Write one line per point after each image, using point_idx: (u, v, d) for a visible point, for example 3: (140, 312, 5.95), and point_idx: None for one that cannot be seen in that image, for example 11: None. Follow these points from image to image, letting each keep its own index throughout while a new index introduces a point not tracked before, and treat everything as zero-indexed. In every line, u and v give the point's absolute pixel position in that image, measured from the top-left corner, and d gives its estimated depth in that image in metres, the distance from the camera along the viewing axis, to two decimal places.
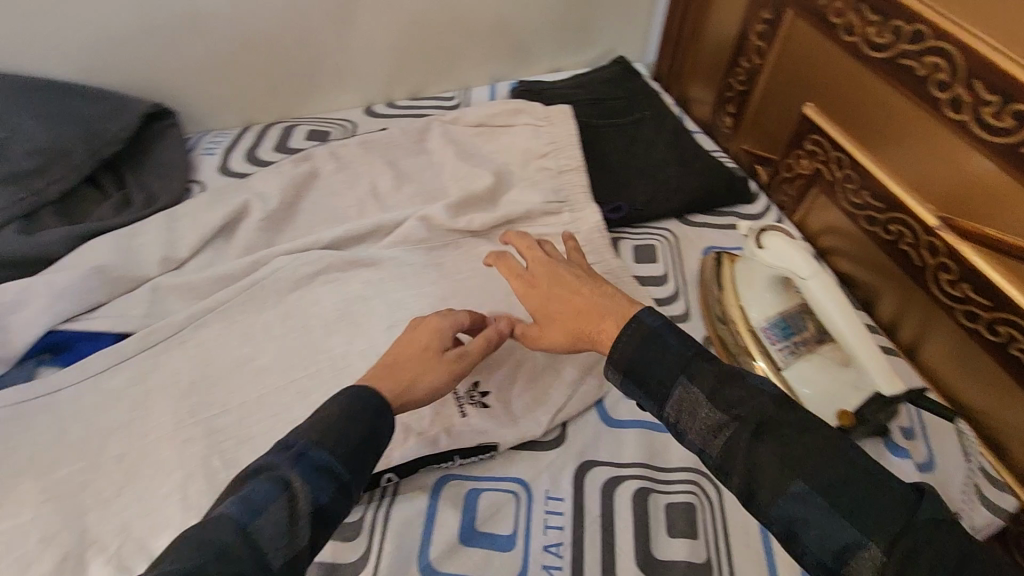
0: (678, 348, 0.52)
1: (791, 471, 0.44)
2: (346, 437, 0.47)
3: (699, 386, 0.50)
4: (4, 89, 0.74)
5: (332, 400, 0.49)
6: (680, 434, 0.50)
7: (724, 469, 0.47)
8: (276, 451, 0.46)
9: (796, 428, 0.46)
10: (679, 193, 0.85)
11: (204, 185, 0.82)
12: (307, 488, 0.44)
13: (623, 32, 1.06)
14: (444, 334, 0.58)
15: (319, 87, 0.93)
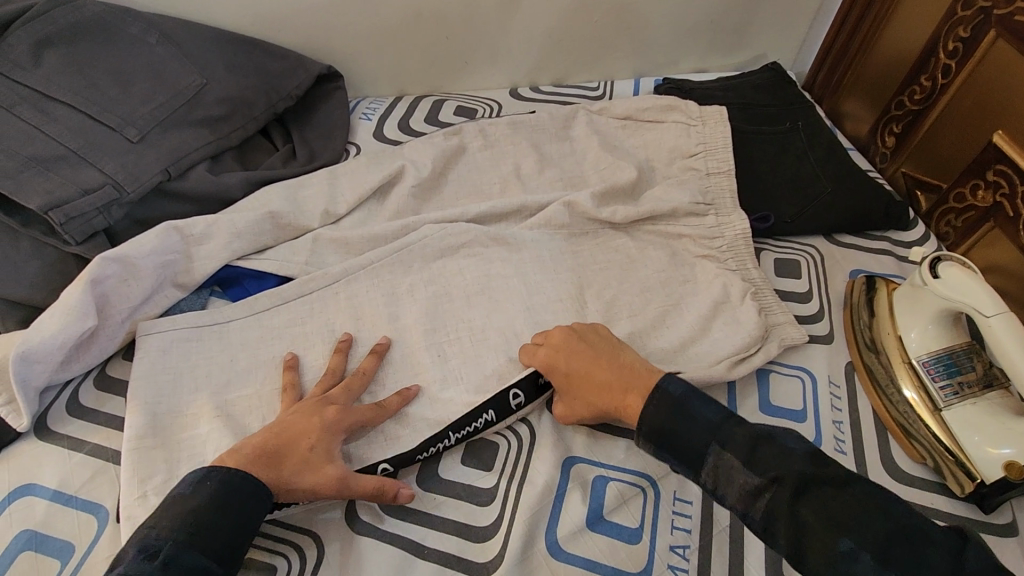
0: (705, 415, 0.51)
1: (836, 529, 0.42)
2: (219, 530, 0.48)
3: (734, 456, 0.48)
4: (201, 37, 0.77)
5: (187, 497, 0.49)
6: (718, 498, 0.49)
7: (769, 532, 0.45)
8: (139, 558, 0.44)
9: (830, 484, 0.44)
10: (831, 210, 0.82)
11: (360, 149, 0.86)
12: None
13: (782, 37, 1.02)
14: (334, 429, 0.56)
15: (472, 65, 0.95)
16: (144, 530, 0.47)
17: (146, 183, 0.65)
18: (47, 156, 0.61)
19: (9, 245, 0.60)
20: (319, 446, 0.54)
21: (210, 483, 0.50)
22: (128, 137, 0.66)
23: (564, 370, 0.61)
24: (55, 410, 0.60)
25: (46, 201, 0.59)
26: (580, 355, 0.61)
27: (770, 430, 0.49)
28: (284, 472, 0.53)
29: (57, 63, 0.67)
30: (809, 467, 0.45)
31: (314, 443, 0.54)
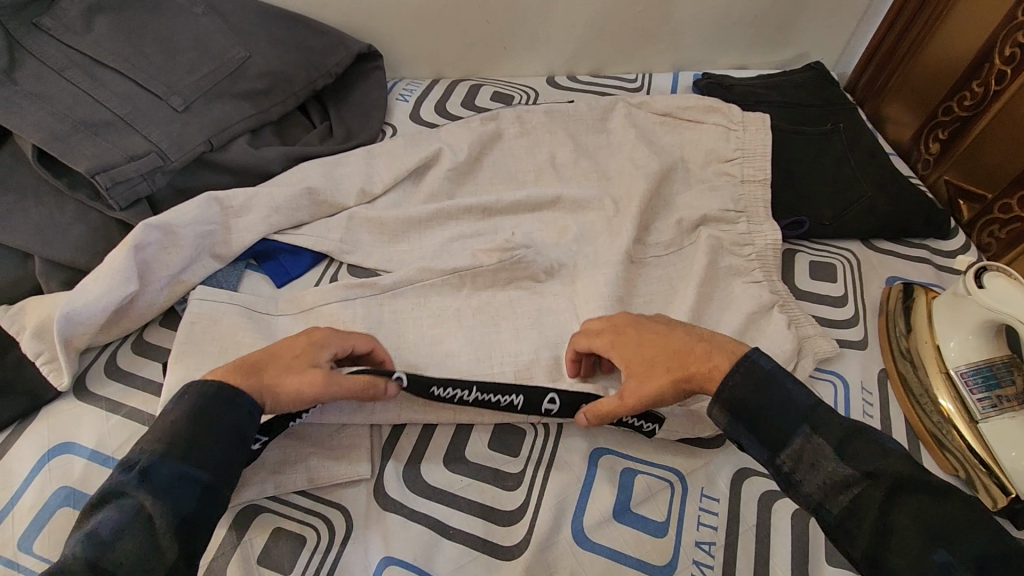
0: (797, 397, 0.49)
1: (931, 537, 0.41)
2: (197, 441, 0.47)
3: (826, 443, 0.47)
4: (245, 10, 0.77)
5: (173, 407, 0.49)
6: (793, 486, 0.48)
7: (844, 527, 0.45)
8: (120, 473, 0.45)
9: (934, 492, 0.43)
10: (871, 214, 0.80)
11: (396, 130, 0.86)
12: (160, 504, 0.44)
13: (827, 35, 0.99)
14: (319, 345, 0.56)
15: (511, 51, 0.95)
16: (131, 447, 0.48)
17: (190, 153, 0.66)
18: (95, 120, 0.62)
19: (56, 207, 0.61)
20: (306, 359, 0.55)
21: (185, 398, 0.49)
22: (173, 105, 0.67)
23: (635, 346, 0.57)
24: (93, 372, 0.61)
25: (93, 165, 0.60)
26: (648, 331, 0.58)
27: (863, 425, 0.48)
28: (266, 379, 0.53)
29: (106, 29, 0.67)
30: (905, 470, 0.44)
31: (295, 355, 0.55)
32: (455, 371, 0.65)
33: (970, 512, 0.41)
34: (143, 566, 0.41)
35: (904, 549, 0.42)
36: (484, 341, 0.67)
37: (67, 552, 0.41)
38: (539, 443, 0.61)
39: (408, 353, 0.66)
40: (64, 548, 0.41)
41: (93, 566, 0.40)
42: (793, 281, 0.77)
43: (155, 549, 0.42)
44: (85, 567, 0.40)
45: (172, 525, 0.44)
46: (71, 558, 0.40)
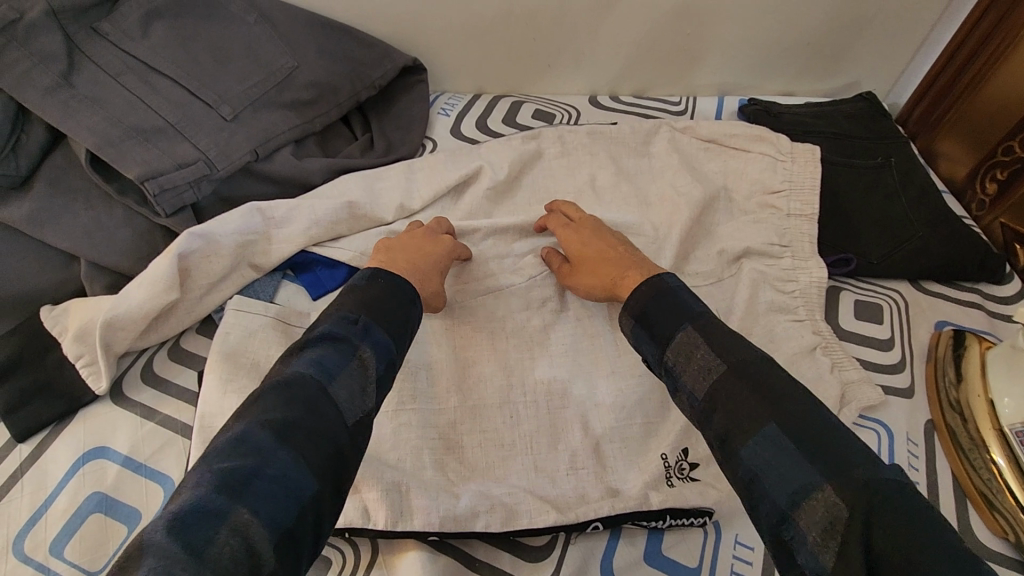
0: (694, 308, 0.55)
1: (767, 411, 0.45)
2: (396, 315, 0.54)
3: (704, 339, 0.52)
4: (296, 20, 0.78)
5: (368, 284, 0.55)
6: (675, 380, 0.52)
7: (707, 414, 0.48)
8: (339, 322, 0.50)
9: (772, 378, 0.48)
10: (921, 255, 0.77)
11: (436, 144, 0.86)
12: (372, 358, 0.49)
13: (881, 65, 0.96)
14: (450, 254, 0.67)
15: (554, 70, 0.94)
16: (331, 308, 0.52)
17: (236, 162, 0.66)
18: (147, 127, 0.62)
19: (104, 210, 0.62)
20: (445, 266, 0.66)
21: (381, 281, 0.56)
22: (222, 114, 0.67)
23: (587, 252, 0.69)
24: (129, 377, 0.61)
25: (144, 171, 0.60)
26: (600, 238, 0.69)
27: (738, 334, 0.53)
28: (426, 286, 0.63)
29: (163, 36, 0.67)
30: (756, 363, 0.49)
31: (440, 263, 0.66)
32: (486, 395, 0.64)
33: (809, 407, 0.45)
34: (354, 403, 0.46)
35: (747, 430, 0.45)
36: (516, 366, 0.66)
37: (299, 370, 0.46)
38: (569, 475, 0.60)
39: (440, 373, 0.65)
40: (297, 366, 0.46)
41: (326, 390, 0.45)
42: (837, 321, 0.74)
43: (361, 394, 0.47)
44: (318, 387, 0.45)
45: (376, 375, 0.49)
46: (303, 376, 0.45)
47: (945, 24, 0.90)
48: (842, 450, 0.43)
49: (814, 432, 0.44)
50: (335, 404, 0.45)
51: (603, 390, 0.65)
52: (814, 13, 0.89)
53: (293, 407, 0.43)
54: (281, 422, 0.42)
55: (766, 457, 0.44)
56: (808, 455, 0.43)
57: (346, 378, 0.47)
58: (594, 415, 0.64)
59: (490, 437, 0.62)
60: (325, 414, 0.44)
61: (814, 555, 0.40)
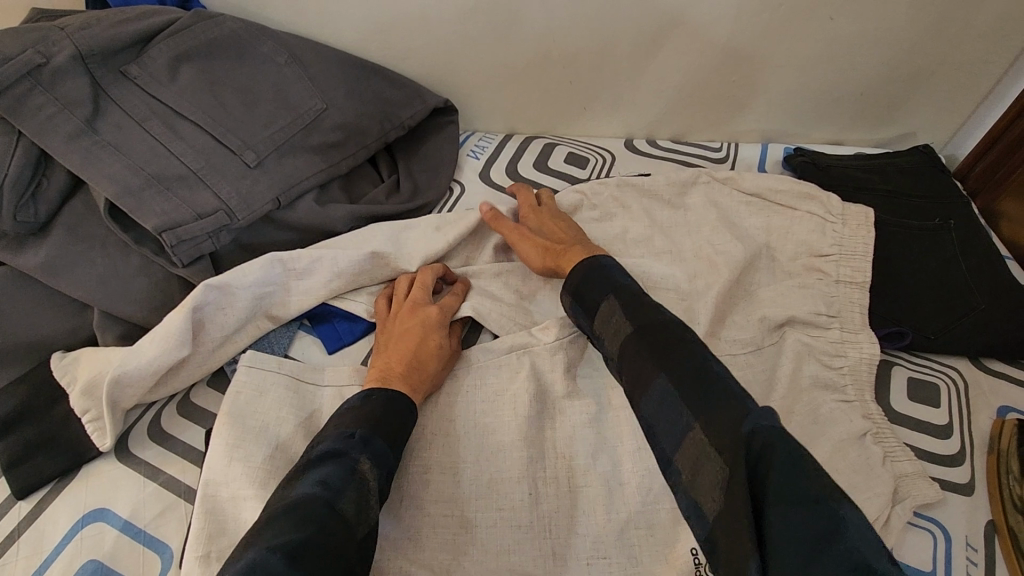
0: (621, 279, 0.60)
1: (659, 368, 0.50)
2: (392, 421, 0.54)
3: (623, 307, 0.57)
4: (328, 59, 0.76)
5: (367, 402, 0.54)
6: (600, 345, 0.58)
7: (620, 369, 0.54)
8: (337, 438, 0.50)
9: (675, 334, 0.52)
10: (984, 331, 0.71)
11: (464, 188, 0.83)
12: (374, 469, 0.49)
13: (941, 117, 0.90)
14: (442, 323, 0.64)
15: (590, 112, 0.90)
16: (327, 429, 0.52)
17: (257, 211, 0.64)
18: (168, 174, 0.61)
19: (121, 259, 0.61)
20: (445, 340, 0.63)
21: (377, 397, 0.55)
22: (245, 161, 0.65)
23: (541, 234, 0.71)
24: (136, 432, 0.59)
25: (161, 223, 0.58)
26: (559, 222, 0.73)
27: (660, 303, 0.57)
28: (429, 374, 0.61)
29: (191, 79, 0.66)
30: (663, 321, 0.54)
31: (434, 340, 0.63)
32: (504, 469, 0.60)
33: (697, 356, 0.50)
34: (361, 519, 0.46)
35: (642, 386, 0.50)
36: (537, 435, 0.62)
37: (305, 492, 0.45)
38: (589, 565, 0.56)
39: (456, 441, 0.61)
40: (303, 487, 0.46)
41: (336, 506, 0.45)
42: (887, 401, 0.68)
43: (367, 508, 0.47)
44: (327, 507, 0.45)
45: (379, 486, 0.49)
46: (309, 497, 0.45)
47: (1013, 77, 0.84)
48: (716, 394, 0.46)
49: (693, 381, 0.48)
50: (342, 520, 0.45)
51: (630, 468, 0.60)
52: (869, 61, 0.84)
53: (300, 530, 0.42)
54: (294, 543, 0.41)
55: (657, 411, 0.49)
56: (689, 403, 0.47)
57: (349, 493, 0.47)
58: (619, 496, 0.59)
59: (505, 516, 0.57)
60: (333, 531, 0.43)
61: (689, 493, 0.45)
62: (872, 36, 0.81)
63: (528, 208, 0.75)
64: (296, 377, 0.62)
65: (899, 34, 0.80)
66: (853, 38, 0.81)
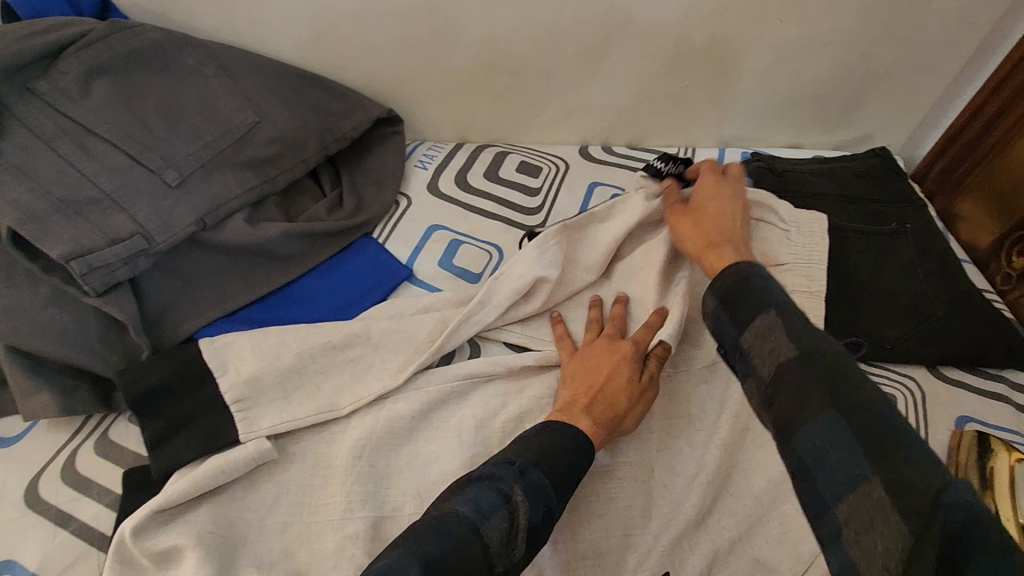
0: (776, 292, 0.47)
1: (825, 400, 0.40)
2: (562, 459, 0.49)
3: (787, 324, 0.45)
4: (261, 69, 0.72)
5: (537, 430, 0.51)
6: (744, 363, 0.46)
7: (769, 397, 0.43)
8: (499, 463, 0.47)
9: (846, 364, 0.41)
10: (940, 338, 0.70)
11: (411, 201, 0.80)
12: (528, 507, 0.45)
13: (896, 119, 0.89)
14: (636, 359, 0.59)
15: (543, 119, 0.88)
16: (499, 450, 0.50)
17: (178, 234, 0.61)
18: (79, 198, 0.57)
19: (28, 289, 0.56)
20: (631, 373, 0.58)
21: (552, 428, 0.51)
22: (166, 180, 0.62)
23: (708, 220, 0.62)
24: (46, 475, 0.55)
25: (69, 251, 0.55)
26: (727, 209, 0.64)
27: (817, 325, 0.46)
28: (622, 410, 0.56)
29: (106, 94, 0.63)
30: (831, 349, 0.43)
31: (619, 372, 0.58)
32: None
33: (875, 397, 0.40)
34: (502, 553, 0.43)
35: (801, 417, 0.40)
36: None
37: (458, 507, 0.43)
38: None
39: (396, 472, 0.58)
40: (456, 505, 0.44)
41: (478, 537, 0.42)
42: None
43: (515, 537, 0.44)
44: (473, 533, 0.42)
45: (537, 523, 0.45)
46: (460, 513, 0.43)
47: (967, 78, 0.83)
48: (906, 449, 0.37)
49: (882, 429, 0.38)
50: (485, 549, 0.42)
51: (579, 495, 0.57)
52: (824, 64, 0.82)
53: (441, 545, 0.41)
54: (431, 560, 0.40)
55: (817, 444, 0.39)
56: (871, 450, 0.38)
57: (496, 522, 0.43)
58: (567, 525, 0.56)
59: None
60: (471, 558, 0.41)
61: (847, 552, 0.37)
62: (824, 38, 0.79)
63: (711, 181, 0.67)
64: (243, 410, 0.57)
65: (850, 37, 0.79)
66: (806, 41, 0.79)
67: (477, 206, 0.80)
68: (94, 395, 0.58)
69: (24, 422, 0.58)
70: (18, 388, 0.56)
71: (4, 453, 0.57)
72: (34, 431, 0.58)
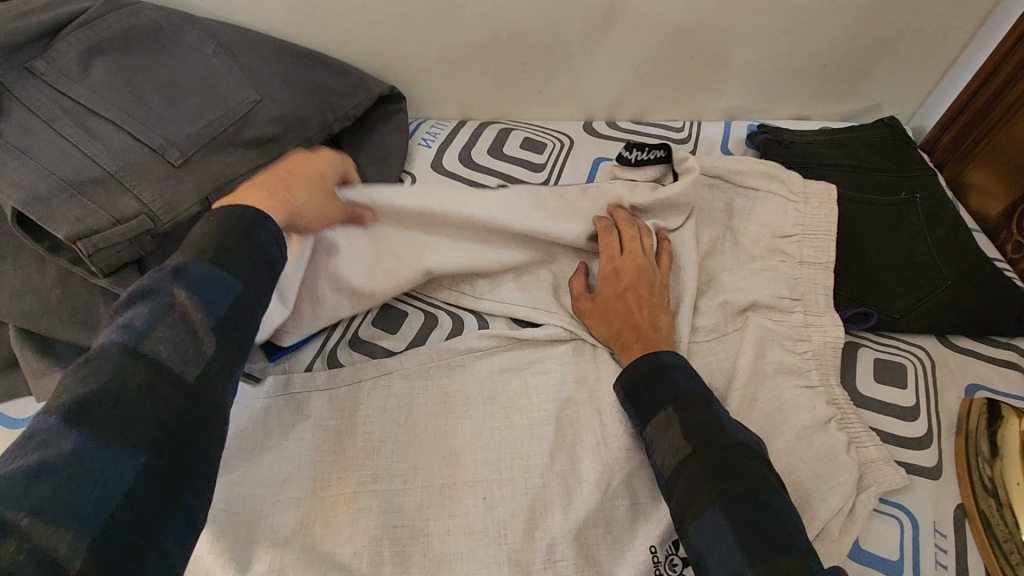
0: (686, 386, 0.56)
1: (712, 497, 0.48)
2: (232, 248, 0.48)
3: (681, 420, 0.53)
4: (261, 47, 0.71)
5: (210, 218, 0.49)
6: (649, 450, 0.55)
7: (669, 488, 0.51)
8: (153, 274, 0.44)
9: (720, 451, 0.50)
10: (950, 307, 0.69)
11: (415, 179, 0.79)
12: (196, 299, 0.44)
13: (906, 88, 0.88)
14: (309, 182, 0.62)
15: (546, 95, 0.87)
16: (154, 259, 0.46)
17: (183, 214, 0.60)
18: (81, 178, 0.57)
19: (36, 270, 0.56)
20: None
21: (221, 212, 0.50)
22: (169, 159, 0.61)
23: (619, 316, 0.63)
24: None
25: (74, 231, 0.54)
26: (637, 301, 0.63)
27: (724, 418, 0.53)
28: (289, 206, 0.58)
29: (106, 73, 0.62)
30: (723, 446, 0.50)
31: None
32: (457, 474, 0.57)
33: (760, 491, 0.48)
34: (188, 357, 0.41)
35: (694, 508, 0.48)
36: (493, 436, 0.59)
37: (104, 339, 0.40)
38: (546, 569, 0.52)
39: (406, 445, 0.58)
40: (102, 337, 0.40)
41: (139, 353, 0.39)
42: (853, 384, 0.67)
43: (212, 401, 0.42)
44: (128, 353, 0.39)
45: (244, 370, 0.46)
46: (110, 343, 0.39)
47: (980, 43, 0.81)
48: (782, 543, 0.45)
49: (762, 526, 0.45)
50: (156, 366, 0.40)
51: (587, 466, 0.57)
52: (831, 33, 0.81)
53: (97, 384, 0.37)
54: (75, 406, 0.36)
55: (706, 537, 0.47)
56: (743, 543, 0.45)
57: (166, 329, 0.41)
58: (577, 494, 0.56)
59: (459, 523, 0.54)
60: (140, 382, 0.38)
61: None
62: (832, 6, 0.77)
63: (620, 264, 0.66)
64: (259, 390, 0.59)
65: (858, 4, 0.77)
66: (814, 8, 0.78)
67: (481, 182, 0.80)
68: None
69: (37, 404, 0.59)
70: (31, 368, 0.56)
71: (19, 433, 0.57)
72: None
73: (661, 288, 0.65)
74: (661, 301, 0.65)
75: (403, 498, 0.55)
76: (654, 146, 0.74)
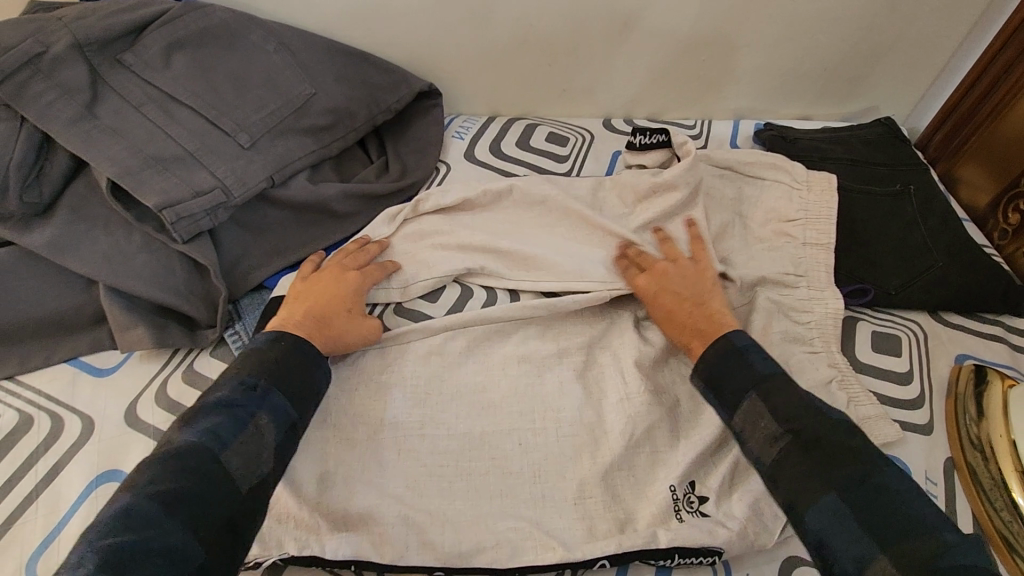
0: (762, 368, 0.57)
1: (825, 481, 0.47)
2: (293, 379, 0.55)
3: (769, 404, 0.54)
4: (316, 46, 0.79)
5: (273, 346, 0.56)
6: (741, 441, 0.54)
7: (773, 477, 0.51)
8: (238, 389, 0.52)
9: (824, 437, 0.50)
10: (940, 286, 0.76)
11: (450, 168, 0.87)
12: (269, 424, 0.51)
13: (900, 91, 0.95)
14: (359, 297, 0.66)
15: (569, 94, 0.94)
16: (232, 374, 0.53)
17: (251, 189, 0.67)
18: (165, 156, 0.64)
19: (123, 235, 0.63)
20: (359, 286, 0.67)
21: (284, 342, 0.57)
22: (239, 142, 0.68)
23: (680, 317, 0.64)
24: (145, 397, 0.63)
25: (162, 200, 0.61)
26: (687, 299, 0.65)
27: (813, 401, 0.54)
28: (339, 330, 0.62)
29: (184, 65, 0.69)
30: (819, 429, 0.51)
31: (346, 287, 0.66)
32: (497, 423, 0.63)
33: (873, 472, 0.47)
34: (250, 471, 0.48)
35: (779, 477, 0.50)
36: (529, 391, 0.65)
37: (190, 440, 0.47)
38: (576, 504, 0.59)
39: (450, 399, 0.64)
40: (187, 436, 0.47)
41: (219, 458, 0.46)
42: (852, 352, 0.73)
43: (226, 495, 0.45)
44: (211, 456, 0.46)
45: (225, 412, 0.49)
46: (196, 444, 0.46)
47: (967, 50, 0.89)
48: (907, 520, 0.44)
49: (873, 501, 0.46)
50: (229, 468, 0.46)
51: (613, 417, 0.63)
52: (832, 39, 0.88)
53: (184, 478, 0.44)
54: (171, 491, 0.43)
55: (823, 520, 0.46)
56: (863, 519, 0.45)
57: (243, 442, 0.48)
58: (603, 442, 0.62)
59: (498, 464, 0.60)
60: (215, 480, 0.45)
61: None
62: (831, 15, 0.85)
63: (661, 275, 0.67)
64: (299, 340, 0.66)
65: (857, 13, 0.85)
66: (816, 16, 0.85)
67: (510, 171, 0.87)
68: (180, 331, 0.66)
69: (120, 354, 0.66)
70: (116, 321, 0.63)
71: (104, 380, 0.64)
72: (129, 363, 0.65)
73: (708, 286, 0.66)
74: (712, 294, 0.66)
75: (447, 444, 0.61)
76: (657, 131, 0.81)
